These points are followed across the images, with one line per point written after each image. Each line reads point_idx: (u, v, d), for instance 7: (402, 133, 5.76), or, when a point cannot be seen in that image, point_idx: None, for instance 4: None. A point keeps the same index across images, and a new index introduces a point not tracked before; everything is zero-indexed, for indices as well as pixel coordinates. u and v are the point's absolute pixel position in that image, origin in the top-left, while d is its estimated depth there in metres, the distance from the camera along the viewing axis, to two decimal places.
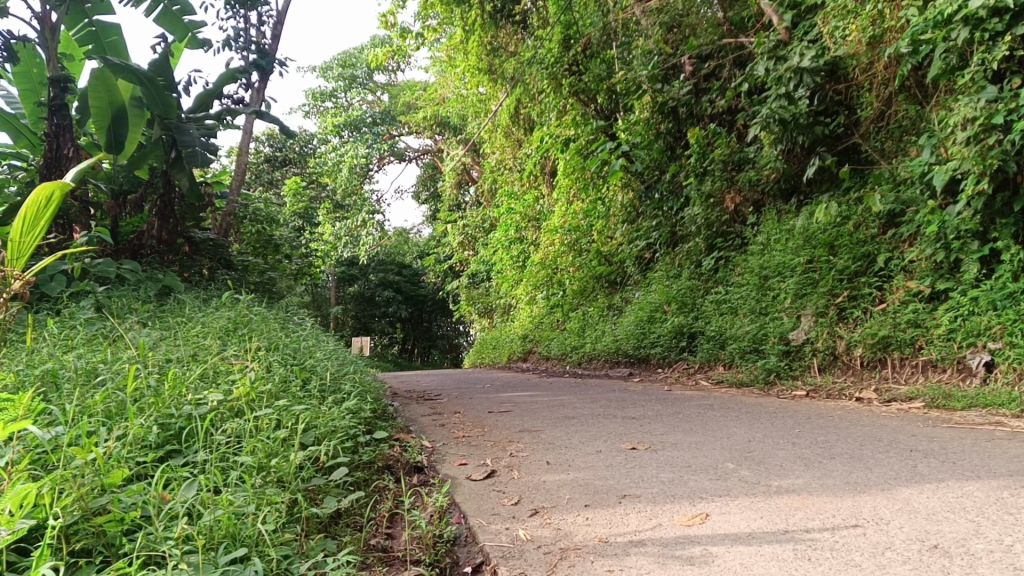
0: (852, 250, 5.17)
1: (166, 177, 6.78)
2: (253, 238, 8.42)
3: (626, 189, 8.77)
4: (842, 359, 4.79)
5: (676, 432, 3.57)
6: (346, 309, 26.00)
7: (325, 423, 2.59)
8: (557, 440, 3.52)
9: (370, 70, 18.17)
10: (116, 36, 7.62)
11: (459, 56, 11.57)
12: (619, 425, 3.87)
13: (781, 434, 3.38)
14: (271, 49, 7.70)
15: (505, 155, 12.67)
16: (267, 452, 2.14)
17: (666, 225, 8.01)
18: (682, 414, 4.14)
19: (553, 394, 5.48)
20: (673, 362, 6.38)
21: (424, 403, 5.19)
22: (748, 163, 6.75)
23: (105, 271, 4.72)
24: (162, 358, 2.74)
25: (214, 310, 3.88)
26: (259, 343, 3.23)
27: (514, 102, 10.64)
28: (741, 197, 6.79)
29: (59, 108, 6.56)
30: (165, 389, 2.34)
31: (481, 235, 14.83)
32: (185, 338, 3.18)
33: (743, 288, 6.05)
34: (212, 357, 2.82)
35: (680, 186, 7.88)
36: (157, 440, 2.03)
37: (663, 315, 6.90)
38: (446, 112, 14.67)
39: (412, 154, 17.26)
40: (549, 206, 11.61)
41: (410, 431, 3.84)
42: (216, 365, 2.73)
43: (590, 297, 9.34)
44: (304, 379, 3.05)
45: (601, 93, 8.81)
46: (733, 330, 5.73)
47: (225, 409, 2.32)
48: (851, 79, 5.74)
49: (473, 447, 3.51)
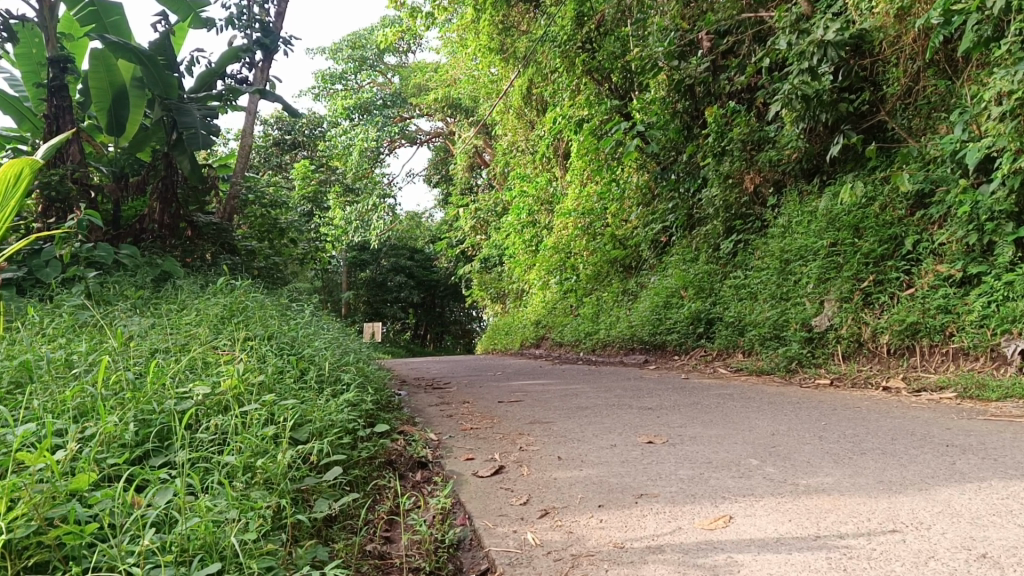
0: (878, 232, 4.95)
1: (168, 159, 6.66)
2: (258, 222, 8.17)
3: (642, 170, 8.56)
4: (867, 346, 4.59)
5: (695, 424, 3.38)
6: (358, 295, 25.93)
7: (320, 417, 2.41)
8: (569, 433, 3.33)
9: (381, 52, 17.97)
10: (117, 15, 7.49)
11: (469, 36, 11.36)
12: (635, 416, 3.69)
13: (806, 427, 3.18)
14: (275, 27, 7.53)
15: (518, 137, 12.46)
16: (253, 451, 1.95)
17: (683, 208, 7.78)
18: (701, 404, 3.95)
19: (566, 383, 5.31)
20: (690, 349, 6.20)
21: (433, 392, 5.02)
22: (768, 143, 6.53)
23: (104, 257, 4.59)
24: (148, 349, 2.58)
25: (210, 296, 3.73)
26: (255, 331, 3.06)
27: (526, 82, 10.43)
28: (762, 177, 6.57)
29: (58, 89, 6.40)
30: (146, 382, 2.16)
31: (493, 219, 14.64)
32: (177, 327, 3.02)
33: (763, 272, 5.84)
34: (202, 347, 2.65)
35: (697, 167, 7.66)
36: (132, 439, 1.85)
37: (680, 300, 6.71)
38: (458, 93, 14.46)
39: (423, 138, 17.07)
40: (562, 189, 11.42)
41: (416, 423, 3.67)
42: (204, 357, 2.56)
43: (604, 281, 9.15)
44: (301, 370, 2.87)
45: (615, 72, 8.58)
46: (753, 316, 5.54)
47: (211, 403, 2.14)
48: (876, 53, 5.50)
49: (481, 439, 3.33)
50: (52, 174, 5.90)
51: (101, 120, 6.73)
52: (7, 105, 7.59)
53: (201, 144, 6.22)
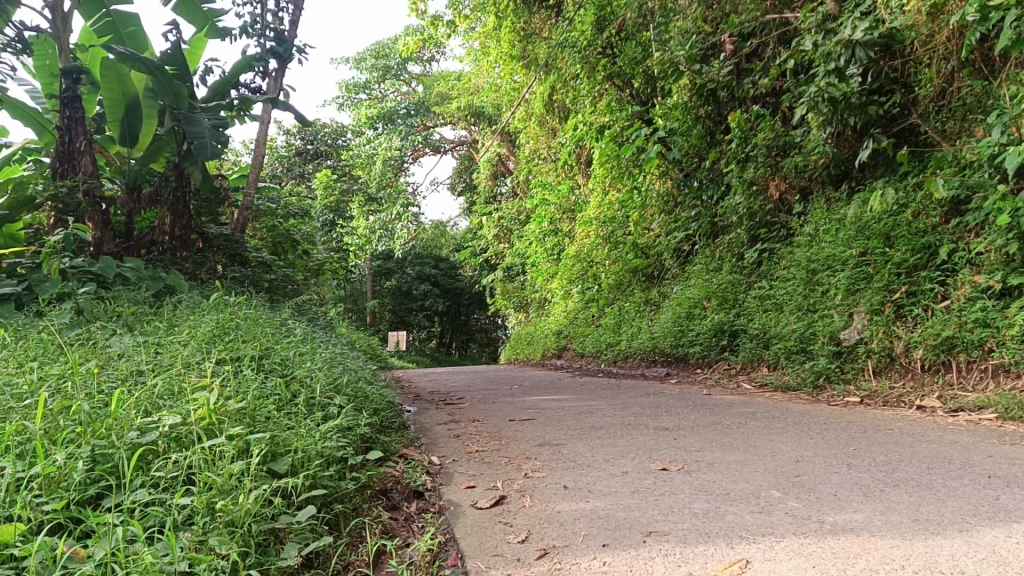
0: (910, 241, 4.68)
1: (178, 168, 6.57)
2: (267, 236, 8.06)
3: (664, 177, 8.35)
4: (900, 361, 4.34)
5: (712, 448, 3.16)
6: (383, 303, 25.93)
7: (301, 447, 2.24)
8: (578, 457, 3.13)
9: (404, 61, 17.88)
10: (134, 26, 7.41)
11: (492, 43, 11.19)
12: (650, 438, 3.47)
13: (833, 453, 2.95)
14: (289, 36, 7.42)
15: (540, 144, 12.26)
16: (216, 492, 1.77)
17: (706, 216, 7.54)
18: (721, 425, 3.73)
19: (583, 399, 5.11)
20: (713, 362, 5.97)
21: (443, 410, 4.83)
22: (794, 148, 6.29)
23: (105, 271, 4.47)
24: (125, 373, 2.41)
25: (206, 313, 3.57)
26: (245, 352, 2.89)
27: (547, 88, 10.25)
28: (787, 184, 6.33)
29: (72, 100, 6.29)
30: (107, 413, 2.00)
31: (517, 227, 14.43)
32: (164, 347, 2.85)
33: (788, 283, 5.61)
34: (181, 369, 2.48)
35: (720, 174, 7.43)
36: (82, 481, 1.68)
37: (702, 312, 6.48)
38: (481, 101, 14.29)
39: (447, 146, 16.92)
40: (584, 197, 11.20)
41: (419, 445, 3.49)
42: (181, 379, 2.40)
43: (626, 291, 8.94)
44: (290, 394, 2.70)
45: (637, 77, 8.37)
46: (779, 328, 5.32)
47: (180, 435, 1.97)
48: (908, 54, 5.24)
49: (485, 464, 3.14)
50: (60, 186, 5.82)
51: (114, 131, 6.65)
52: (27, 118, 7.53)
53: (209, 154, 6.09)
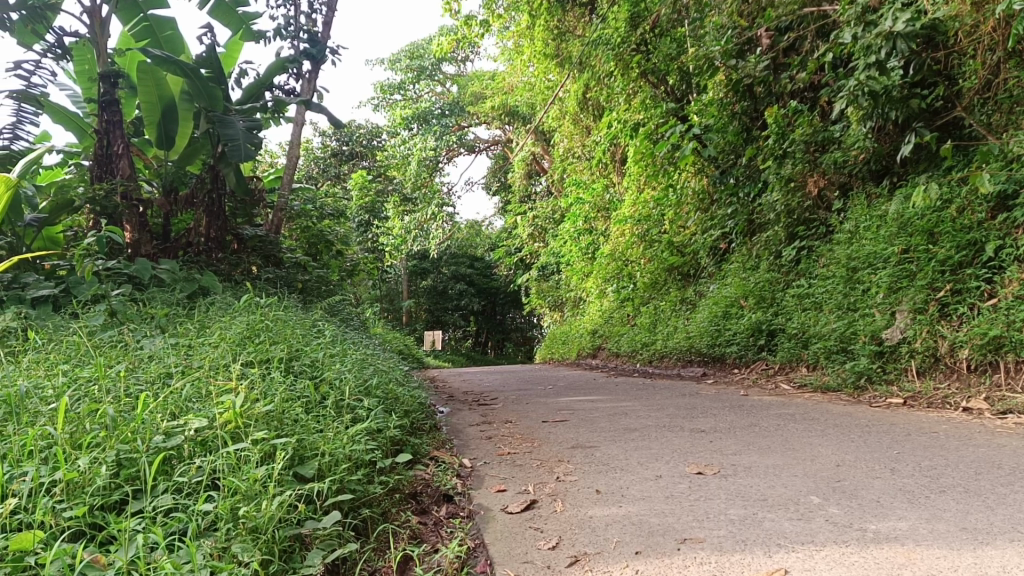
0: (954, 237, 4.55)
1: (213, 170, 6.62)
2: (301, 235, 8.09)
3: (699, 174, 8.23)
4: (944, 362, 4.22)
5: (750, 451, 3.08)
6: (419, 303, 26.03)
7: (328, 450, 2.22)
8: (611, 460, 3.08)
9: (438, 61, 17.88)
10: (170, 30, 7.48)
11: (525, 41, 11.14)
12: (685, 441, 3.40)
13: (875, 456, 2.86)
14: (322, 37, 7.44)
15: (574, 142, 12.18)
16: (239, 498, 1.74)
17: (743, 213, 7.42)
18: (758, 427, 3.64)
19: (617, 399, 5.04)
20: (751, 362, 5.87)
21: (476, 410, 4.80)
22: (834, 144, 6.16)
23: (139, 272, 4.50)
24: (153, 376, 2.41)
25: (238, 314, 3.57)
26: (274, 353, 2.88)
27: (581, 86, 10.16)
28: (826, 180, 6.19)
29: (109, 104, 6.36)
30: (134, 416, 1.99)
31: (551, 226, 14.35)
32: (194, 349, 2.85)
33: (828, 281, 5.49)
34: (209, 371, 2.47)
35: (757, 171, 7.31)
36: (105, 487, 1.67)
37: (740, 311, 6.37)
38: (515, 100, 14.24)
39: (482, 145, 16.88)
40: (619, 195, 11.10)
41: (451, 446, 3.46)
42: (210, 381, 2.39)
43: (662, 290, 8.84)
44: (319, 396, 2.68)
45: (672, 74, 8.25)
46: (818, 327, 5.21)
47: (205, 440, 1.95)
48: (951, 45, 5.09)
49: (516, 466, 3.09)
50: (98, 190, 5.89)
51: (151, 134, 6.71)
52: (69, 122, 7.65)
53: (243, 156, 6.12)
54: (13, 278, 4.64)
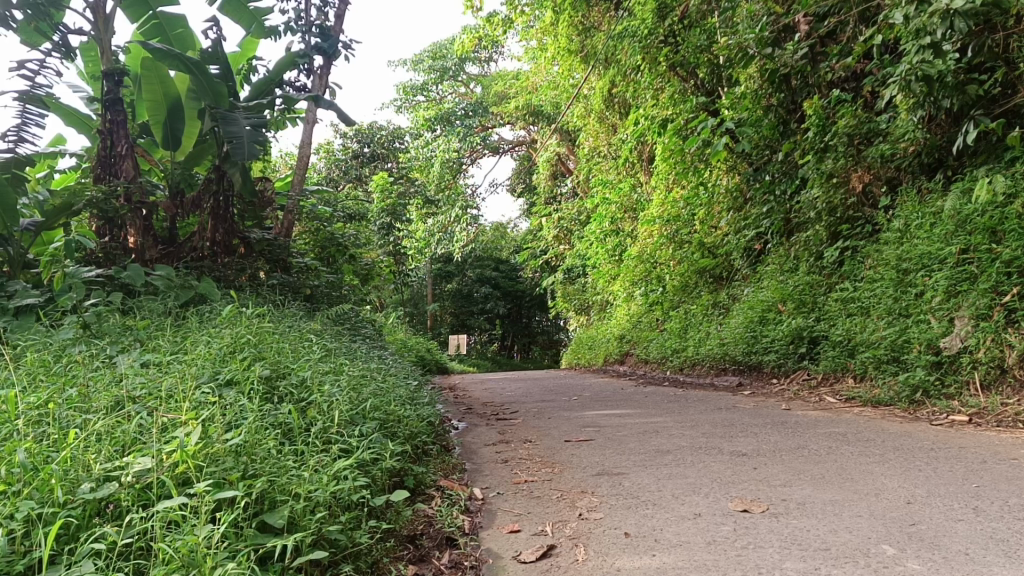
0: (1021, 235, 4.12)
1: (219, 171, 6.31)
2: (315, 239, 7.76)
3: (732, 171, 7.79)
4: (1013, 374, 3.78)
5: (802, 482, 2.67)
6: (444, 306, 25.75)
7: (305, 493, 1.85)
8: (641, 492, 2.69)
9: (462, 61, 17.50)
10: (181, 27, 7.18)
11: (549, 37, 10.73)
12: (725, 467, 3.00)
13: (953, 491, 2.45)
14: (334, 31, 7.13)
15: (600, 141, 11.73)
16: (177, 565, 1.37)
17: (779, 212, 6.97)
18: (807, 450, 3.23)
19: (646, 415, 4.64)
20: (791, 372, 5.45)
21: (494, 427, 4.43)
22: (879, 136, 5.75)
23: (131, 280, 4.19)
24: (103, 406, 2.06)
25: (227, 325, 3.24)
26: (254, 374, 2.53)
27: (607, 83, 9.75)
28: (871, 175, 5.71)
29: (114, 102, 6.09)
30: (63, 456, 1.66)
31: (577, 228, 13.93)
32: (164, 371, 2.51)
33: (875, 284, 5.07)
34: (170, 400, 2.14)
35: (795, 166, 6.87)
36: (6, 553, 1.31)
37: (778, 316, 5.95)
38: (540, 100, 13.82)
39: (506, 147, 16.47)
40: (647, 196, 10.66)
41: (461, 473, 3.09)
42: (168, 410, 2.05)
43: (692, 293, 8.43)
44: (305, 424, 2.33)
45: (702, 67, 7.84)
46: (866, 334, 4.79)
47: (145, 486, 1.60)
48: (1012, 26, 4.63)
49: (533, 499, 2.72)
50: (97, 192, 5.60)
51: (157, 134, 6.39)
52: (77, 123, 7.41)
53: (248, 155, 5.80)
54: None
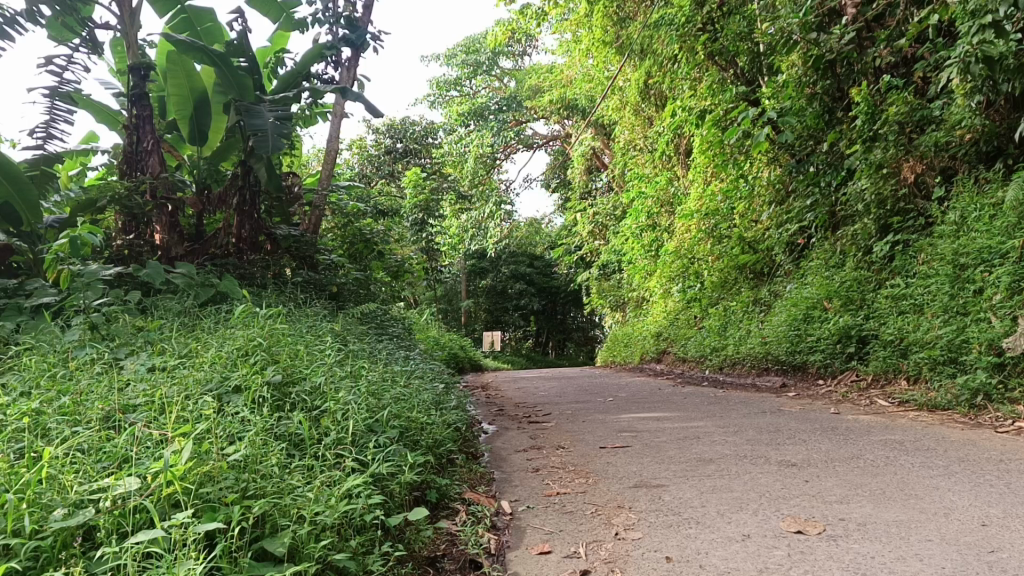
0: None
1: (245, 166, 6.17)
2: (344, 235, 7.61)
3: (773, 163, 7.50)
4: None
5: (861, 499, 2.44)
6: (478, 303, 25.61)
7: (311, 515, 1.66)
8: (683, 508, 2.47)
9: (495, 55, 17.28)
10: (209, 20, 7.05)
11: (584, 29, 10.47)
12: (774, 480, 2.77)
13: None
14: (362, 22, 6.97)
15: (636, 134, 11.44)
16: None
17: (824, 205, 6.66)
18: (862, 461, 2.98)
19: (686, 418, 4.41)
20: (838, 373, 5.18)
21: (526, 431, 4.22)
22: (932, 124, 5.46)
23: (151, 278, 4.05)
24: (96, 419, 1.91)
25: (242, 326, 3.07)
26: (265, 379, 2.36)
27: (643, 74, 9.47)
28: (924, 164, 5.40)
29: (139, 97, 5.92)
30: (33, 478, 1.50)
31: (612, 223, 13.65)
32: (168, 377, 2.34)
33: (929, 280, 4.78)
34: (165, 410, 1.97)
35: (841, 157, 6.57)
36: None
37: (823, 314, 5.66)
38: (574, 93, 13.55)
39: (540, 141, 16.22)
40: (684, 189, 10.38)
41: (489, 483, 2.89)
42: (160, 423, 1.88)
43: (732, 289, 8.15)
44: (315, 436, 2.15)
45: (742, 55, 7.54)
46: (919, 333, 4.52)
47: (126, 511, 1.43)
48: None
49: (566, 514, 2.51)
50: (120, 188, 5.49)
51: (184, 129, 6.29)
52: (106, 118, 7.34)
53: (273, 148, 5.66)
54: (19, 284, 4.24)
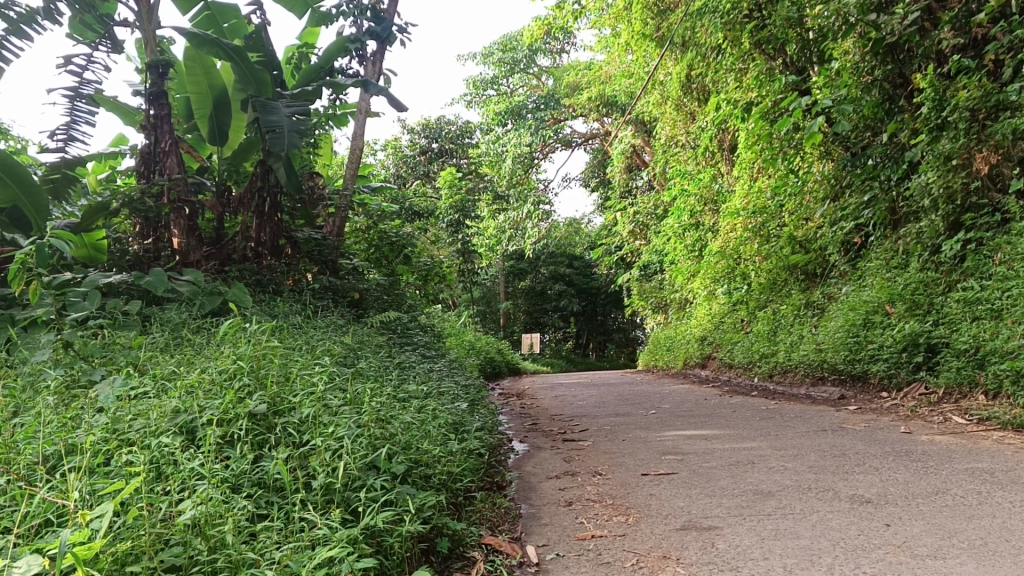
0: None
1: (264, 166, 5.87)
2: (371, 237, 7.27)
3: (826, 157, 7.02)
4: None
5: (961, 554, 2.01)
6: (517, 304, 25.27)
7: None
8: (740, 561, 2.06)
9: (532, 53, 16.87)
10: (233, 16, 6.77)
11: (623, 21, 10.00)
12: (848, 523, 2.34)
13: None
14: (388, 14, 6.64)
15: (676, 130, 10.95)
16: None
17: (883, 200, 6.15)
18: (951, 499, 2.55)
19: (737, 438, 3.97)
20: (904, 385, 4.70)
21: (559, 452, 3.82)
22: (1009, 110, 4.96)
23: (153, 286, 3.74)
24: (22, 471, 1.57)
25: (235, 344, 2.72)
26: (245, 411, 2.02)
27: (684, 66, 9.00)
28: (1000, 154, 4.89)
29: (155, 95, 5.64)
30: None
31: (654, 223, 13.15)
32: (132, 407, 2.01)
33: (1011, 282, 4.29)
34: (105, 463, 1.64)
35: (902, 147, 6.07)
36: None
37: (885, 318, 5.16)
38: (615, 90, 13.06)
39: (579, 140, 15.75)
40: (729, 187, 9.90)
41: (512, 523, 2.51)
42: (93, 480, 1.54)
43: (782, 292, 7.65)
44: (298, 484, 1.79)
45: (792, 43, 7.05)
46: (998, 341, 4.04)
47: None
48: None
49: (600, 565, 2.12)
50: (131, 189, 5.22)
51: (202, 128, 6.00)
52: (128, 118, 7.09)
53: (288, 146, 5.35)
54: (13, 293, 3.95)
